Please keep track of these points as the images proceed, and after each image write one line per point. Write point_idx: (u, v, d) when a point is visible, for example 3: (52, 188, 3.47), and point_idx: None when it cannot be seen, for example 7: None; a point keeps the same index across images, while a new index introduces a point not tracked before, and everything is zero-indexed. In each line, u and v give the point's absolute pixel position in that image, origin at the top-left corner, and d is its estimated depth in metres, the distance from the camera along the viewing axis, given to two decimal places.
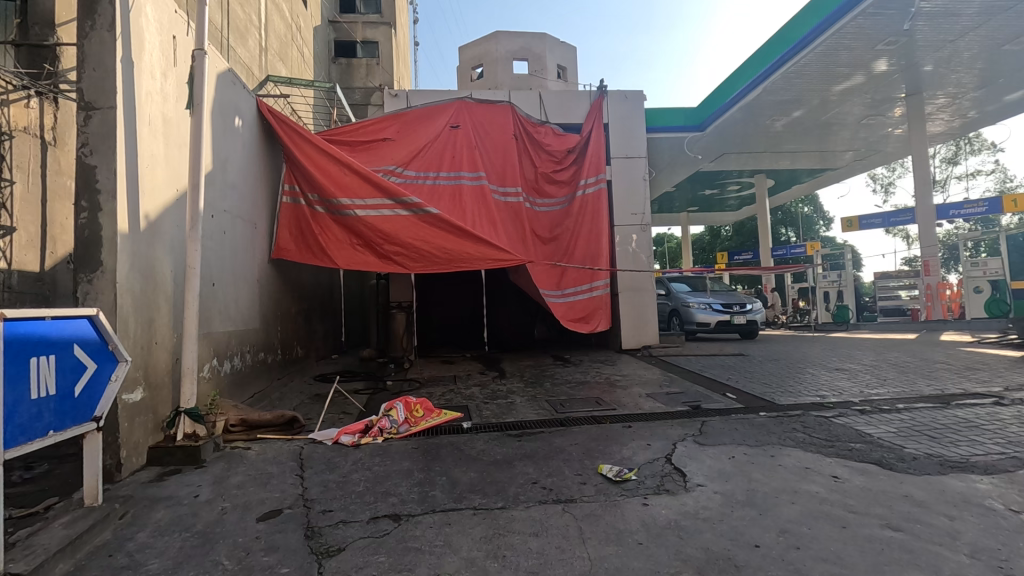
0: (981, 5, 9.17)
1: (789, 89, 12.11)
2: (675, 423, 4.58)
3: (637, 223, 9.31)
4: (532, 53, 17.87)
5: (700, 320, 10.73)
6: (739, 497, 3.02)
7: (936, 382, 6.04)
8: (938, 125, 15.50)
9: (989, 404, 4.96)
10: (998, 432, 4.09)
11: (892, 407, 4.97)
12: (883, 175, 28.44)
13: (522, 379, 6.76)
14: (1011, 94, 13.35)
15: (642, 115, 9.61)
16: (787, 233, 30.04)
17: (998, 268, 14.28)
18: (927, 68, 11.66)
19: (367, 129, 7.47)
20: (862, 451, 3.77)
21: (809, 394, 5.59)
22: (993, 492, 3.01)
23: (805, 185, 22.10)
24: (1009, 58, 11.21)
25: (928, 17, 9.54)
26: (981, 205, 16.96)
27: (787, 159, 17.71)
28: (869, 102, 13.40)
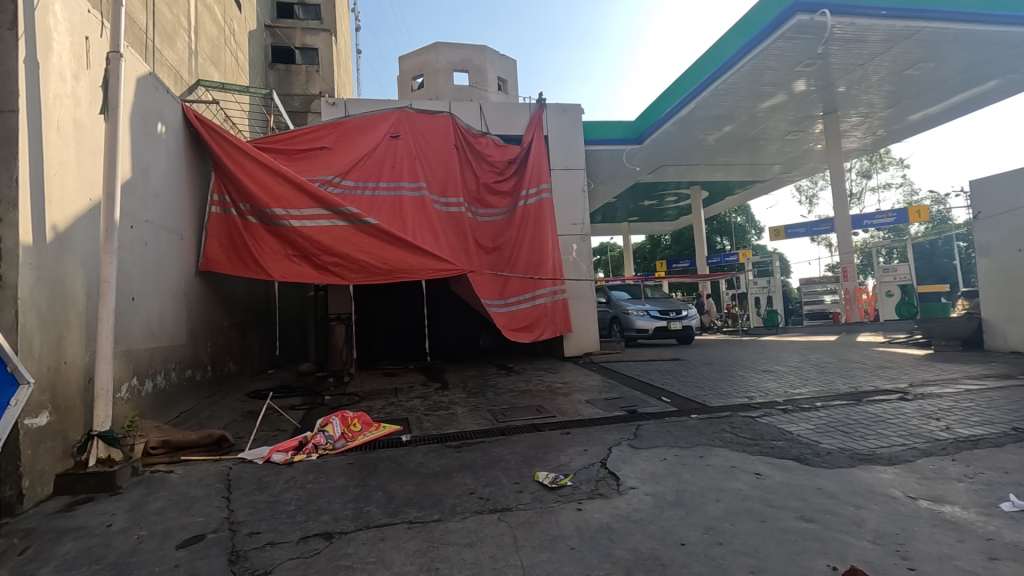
0: (885, 33, 9.98)
1: (719, 105, 12.74)
2: (612, 428, 4.70)
3: (577, 232, 9.52)
4: (472, 65, 18.01)
5: (639, 326, 11.07)
6: (669, 498, 3.13)
7: (851, 380, 6.49)
8: (853, 141, 16.71)
9: (896, 399, 5.38)
10: (902, 426, 4.44)
11: (812, 405, 5.30)
12: (807, 187, 30.33)
13: (465, 390, 6.74)
14: (914, 114, 14.58)
15: (581, 129, 9.87)
16: (722, 242, 31.44)
17: (906, 274, 15.47)
18: (841, 89, 12.58)
19: (303, 137, 7.29)
20: (783, 448, 3.99)
21: (738, 395, 5.87)
22: (895, 481, 3.27)
23: (737, 196, 23.25)
24: (911, 81, 12.25)
25: (841, 42, 10.29)
26: (890, 216, 18.38)
27: (720, 171, 18.59)
28: (792, 119, 14.30)
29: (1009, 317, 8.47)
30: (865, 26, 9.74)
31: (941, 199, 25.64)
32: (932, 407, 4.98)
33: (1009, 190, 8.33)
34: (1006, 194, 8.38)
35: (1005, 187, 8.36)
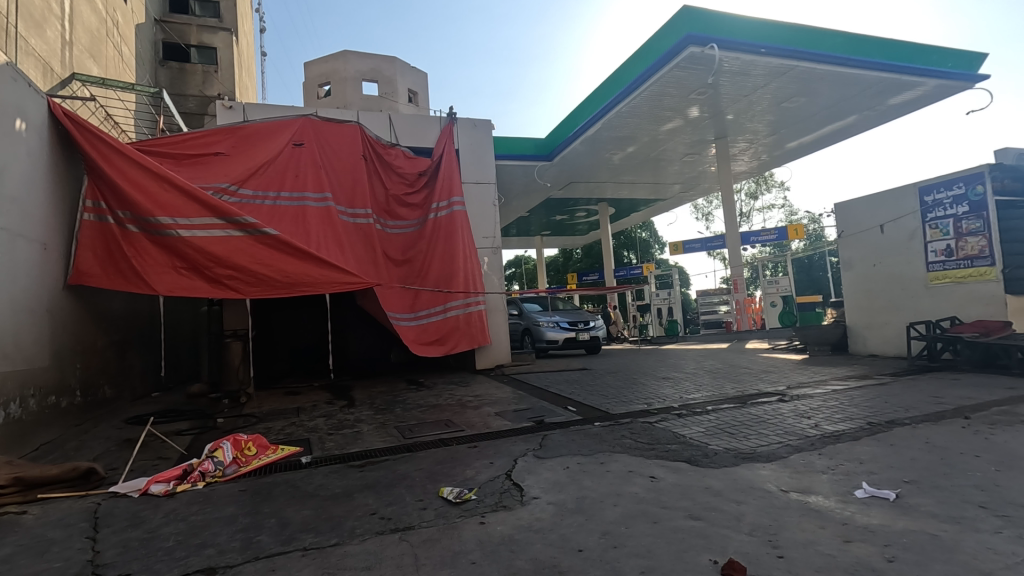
0: (765, 68, 11.03)
1: (624, 127, 13.45)
2: (519, 439, 4.76)
3: (488, 245, 9.62)
4: (382, 76, 17.75)
5: (549, 338, 11.33)
6: (570, 505, 3.21)
7: (739, 384, 7.05)
8: (742, 165, 18.26)
9: (776, 401, 5.90)
10: (779, 425, 4.87)
11: (703, 409, 5.69)
12: (704, 205, 32.71)
13: (372, 406, 6.54)
14: (791, 142, 16.20)
15: (492, 143, 10.03)
16: (628, 256, 33.00)
17: (787, 286, 17.10)
18: (729, 117, 13.74)
19: (194, 142, 6.82)
20: (677, 451, 4.24)
21: (638, 402, 6.18)
22: (771, 476, 3.58)
23: (642, 213, 24.58)
24: (788, 112, 13.62)
25: (728, 75, 11.26)
26: (773, 233, 20.24)
27: (625, 189, 19.58)
28: (689, 142, 15.39)
29: (868, 324, 9.59)
30: (748, 62, 10.72)
31: (816, 219, 28.63)
32: (805, 407, 5.52)
33: (866, 212, 9.48)
34: (864, 216, 9.53)
35: (864, 210, 9.50)
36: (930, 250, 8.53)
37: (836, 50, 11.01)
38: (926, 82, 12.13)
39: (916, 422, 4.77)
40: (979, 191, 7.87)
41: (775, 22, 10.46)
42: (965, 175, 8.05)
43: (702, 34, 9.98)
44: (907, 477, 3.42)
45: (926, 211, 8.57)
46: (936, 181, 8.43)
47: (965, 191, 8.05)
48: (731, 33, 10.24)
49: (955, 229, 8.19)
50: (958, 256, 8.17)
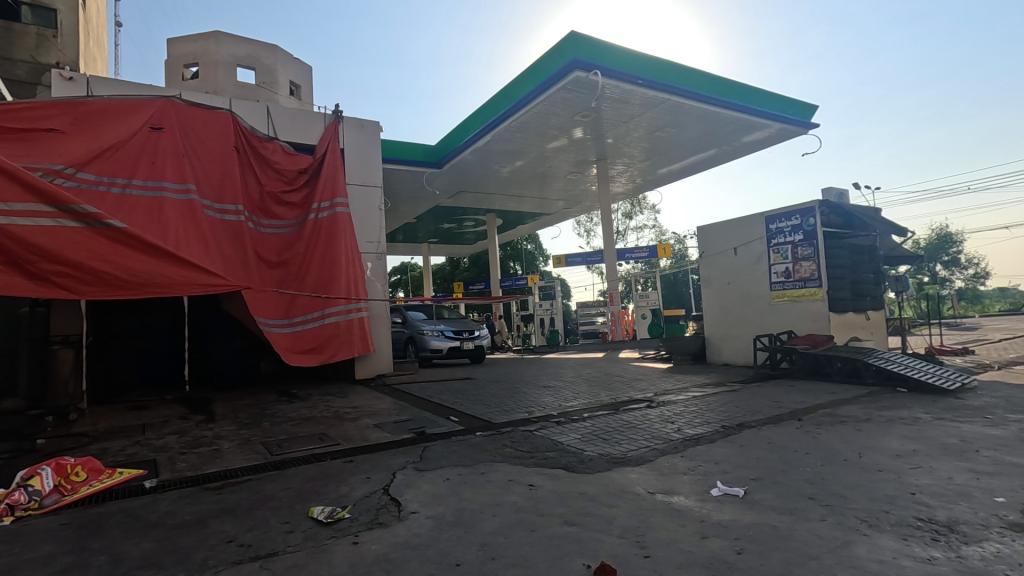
0: (642, 98, 11.90)
1: (512, 141, 13.75)
2: (398, 452, 4.60)
3: (372, 251, 9.28)
4: (260, 63, 16.49)
5: (433, 346, 11.19)
6: (449, 518, 3.15)
7: (612, 392, 7.45)
8: (620, 186, 19.54)
9: (645, 407, 6.31)
10: (648, 430, 5.22)
11: (580, 416, 5.92)
12: (585, 221, 34.51)
13: (235, 421, 5.96)
14: (662, 168, 17.65)
15: (379, 146, 9.72)
16: (514, 267, 33.72)
17: (656, 300, 18.56)
18: (609, 141, 14.62)
19: (21, 113, 5.79)
20: (555, 458, 4.36)
21: (519, 410, 6.28)
22: (639, 479, 3.80)
23: (528, 225, 25.28)
24: (660, 140, 14.80)
25: (609, 101, 11.97)
26: (645, 251, 21.84)
27: (512, 201, 20.05)
28: (573, 161, 16.15)
29: (722, 336, 10.67)
30: (627, 90, 11.49)
31: (682, 239, 31.46)
32: (670, 412, 5.97)
33: (723, 236, 10.57)
34: (722, 239, 10.61)
35: (722, 234, 10.58)
36: (773, 272, 9.71)
37: (701, 89, 12.19)
38: (772, 124, 13.86)
39: (761, 424, 5.35)
40: (811, 222, 9.12)
41: (651, 57, 11.33)
42: (801, 208, 9.29)
43: (588, 59, 10.50)
44: (753, 474, 3.82)
45: (770, 237, 9.75)
46: (779, 212, 9.64)
47: (801, 222, 9.28)
48: (613, 63, 10.90)
49: (793, 254, 9.40)
50: (794, 277, 9.38)
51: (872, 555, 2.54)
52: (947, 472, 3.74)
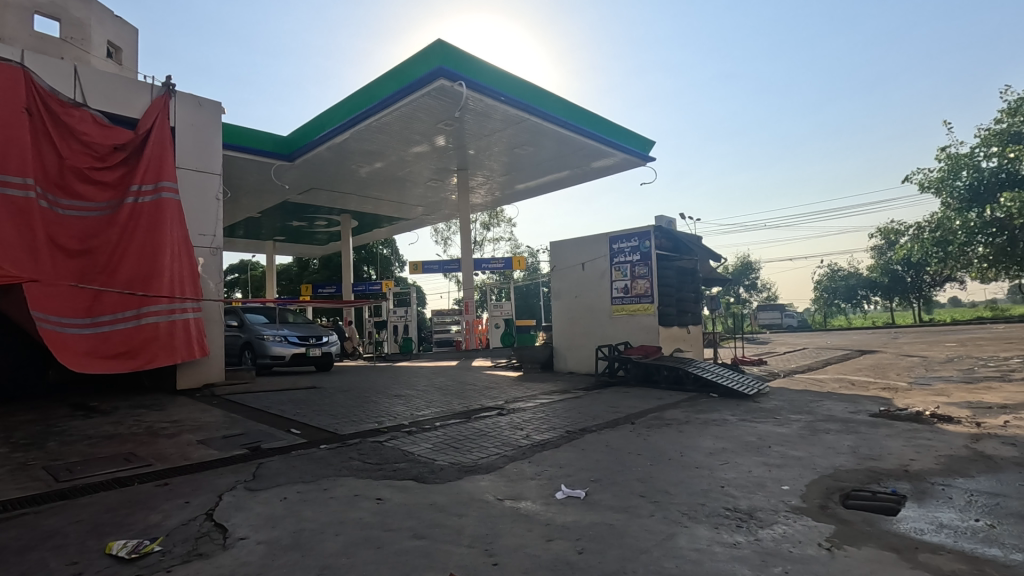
0: (504, 114, 12.28)
1: (372, 141, 13.28)
2: (227, 470, 4.11)
3: (205, 245, 8.24)
4: (68, 15, 13.87)
5: (274, 353, 10.28)
6: (284, 542, 2.87)
7: (465, 400, 7.48)
8: (479, 197, 19.90)
9: (496, 415, 6.43)
10: (498, 437, 5.32)
11: (432, 425, 5.85)
12: (443, 229, 34.55)
13: (7, 443, 4.85)
14: (519, 184, 18.35)
15: (219, 128, 8.70)
16: (368, 272, 32.45)
17: (509, 310, 19.14)
18: (470, 152, 14.83)
19: None
20: (404, 470, 4.22)
21: (368, 421, 6.01)
22: (489, 486, 3.84)
23: (385, 229, 24.57)
24: (519, 157, 15.36)
25: (472, 113, 12.15)
26: (501, 262, 22.43)
27: (370, 203, 19.34)
28: (435, 169, 16.10)
29: (568, 346, 11.33)
30: (490, 105, 11.77)
31: (535, 253, 33.00)
32: (519, 419, 6.17)
33: (572, 252, 11.27)
34: (571, 255, 11.31)
35: (571, 250, 11.28)
36: (615, 287, 10.59)
37: (558, 113, 12.92)
38: (617, 153, 15.17)
39: (601, 429, 5.75)
40: (647, 245, 10.12)
41: (515, 77, 11.75)
42: (639, 231, 10.26)
43: (453, 69, 10.55)
44: (593, 476, 4.07)
45: (613, 256, 10.63)
46: (621, 233, 10.55)
47: (639, 244, 10.25)
48: (477, 76, 11.06)
49: (631, 273, 10.34)
50: (632, 293, 10.32)
51: (691, 544, 2.84)
52: (748, 466, 4.35)
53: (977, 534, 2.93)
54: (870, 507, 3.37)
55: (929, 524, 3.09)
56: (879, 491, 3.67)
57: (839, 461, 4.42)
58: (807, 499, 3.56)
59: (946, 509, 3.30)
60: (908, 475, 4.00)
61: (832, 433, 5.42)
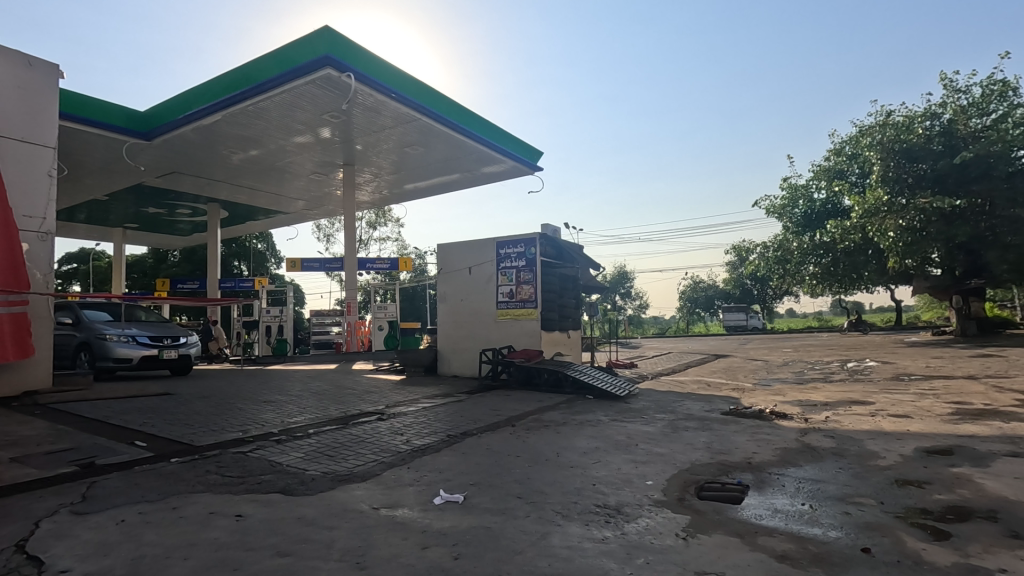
0: (394, 111, 11.95)
1: (247, 126, 12.26)
2: (49, 492, 3.52)
3: (33, 228, 7.05)
4: None
5: (119, 355, 9.04)
6: (119, 572, 2.51)
7: (342, 405, 7.13)
8: (365, 195, 19.19)
9: (375, 420, 6.20)
10: (376, 443, 5.13)
11: (304, 432, 5.49)
12: (326, 226, 32.86)
13: None
14: (408, 184, 17.98)
15: (57, 93, 7.51)
16: (239, 267, 29.85)
17: (394, 313, 18.66)
18: (358, 147, 14.26)
19: None
20: (270, 482, 3.91)
21: (231, 430, 5.50)
22: (364, 495, 3.68)
23: (260, 222, 22.80)
24: (409, 157, 15.06)
25: (361, 106, 11.69)
26: (386, 263, 21.78)
27: (243, 193, 17.82)
28: (318, 162, 15.27)
29: (453, 349, 11.28)
30: (380, 100, 11.38)
31: (423, 255, 32.60)
32: (399, 424, 6.01)
33: (460, 255, 11.26)
34: (458, 258, 11.29)
35: (458, 253, 11.27)
36: (500, 292, 10.74)
37: (450, 116, 12.86)
38: (507, 161, 15.47)
39: (482, 432, 5.78)
40: (532, 251, 10.39)
41: (407, 74, 11.46)
42: (525, 238, 10.51)
43: (341, 59, 10.04)
44: (471, 480, 4.07)
45: (500, 261, 10.78)
46: (508, 238, 10.72)
47: (525, 250, 10.50)
48: (367, 69, 10.63)
49: (516, 278, 10.56)
50: (516, 298, 10.54)
51: (563, 542, 2.94)
52: (617, 463, 4.61)
53: (803, 516, 3.36)
54: (720, 497, 3.72)
55: (767, 510, 3.49)
56: (728, 482, 4.07)
57: (696, 456, 4.84)
58: (667, 492, 3.85)
59: (779, 495, 3.75)
60: (751, 466, 4.49)
61: (690, 430, 5.93)
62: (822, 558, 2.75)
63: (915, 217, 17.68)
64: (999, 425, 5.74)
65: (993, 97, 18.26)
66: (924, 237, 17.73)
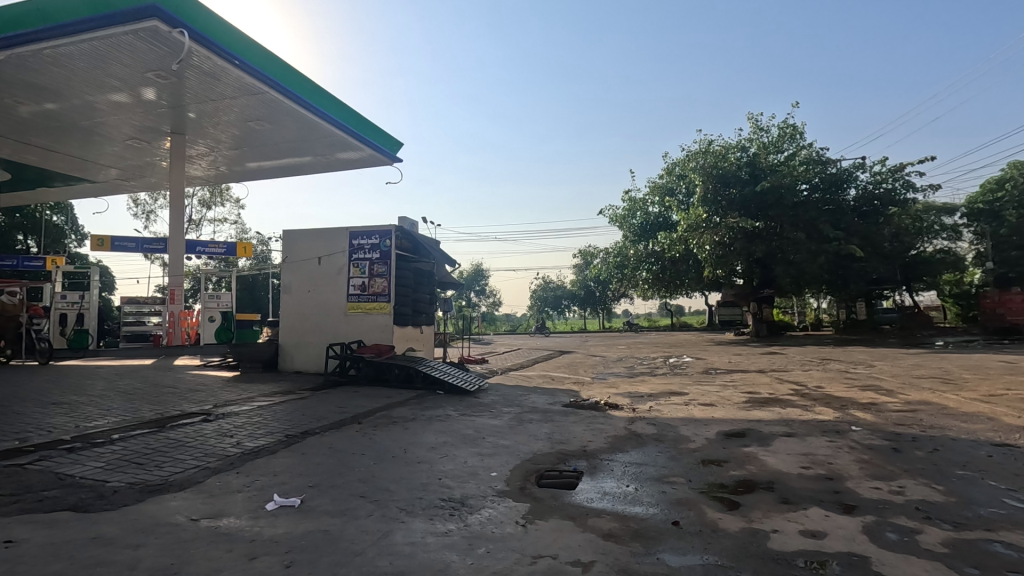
0: (237, 80, 10.78)
1: (41, 73, 10.16)
2: None
3: None
4: None
5: None
6: None
7: (158, 406, 6.26)
8: (198, 169, 17.06)
9: (199, 422, 5.55)
10: (200, 447, 4.60)
11: (106, 438, 4.72)
12: (145, 201, 28.57)
13: None
14: (251, 162, 16.36)
15: None
16: (24, 242, 24.67)
17: (228, 303, 16.84)
18: (190, 114, 12.63)
19: None
20: (56, 499, 3.28)
21: (5, 438, 4.54)
22: (182, 506, 3.28)
23: (56, 190, 19.09)
24: (253, 132, 13.72)
25: (196, 69, 10.36)
26: (221, 247, 19.53)
27: (33, 153, 14.78)
28: (137, 126, 13.22)
29: (295, 344, 10.54)
30: (220, 65, 10.19)
31: (265, 241, 29.97)
32: (229, 425, 5.44)
33: (308, 244, 10.54)
34: (306, 247, 10.57)
35: (306, 241, 10.55)
36: (351, 284, 10.28)
37: (304, 93, 11.93)
38: (364, 148, 14.83)
39: (324, 430, 5.48)
40: (387, 244, 10.12)
41: (255, 42, 10.36)
42: (380, 229, 10.20)
43: (172, 13, 8.78)
44: (311, 481, 3.84)
45: (352, 252, 10.32)
46: (362, 229, 10.32)
47: (379, 242, 10.19)
48: (206, 28, 9.41)
49: (369, 271, 10.21)
50: (368, 291, 10.18)
51: (406, 539, 2.91)
52: (464, 457, 4.69)
53: (626, 497, 3.72)
54: (558, 484, 3.97)
55: (597, 493, 3.80)
56: (565, 470, 4.37)
57: (537, 446, 5.11)
58: (510, 482, 4.01)
59: (609, 479, 4.12)
60: (585, 454, 4.86)
61: (534, 422, 6.24)
62: (641, 533, 3.08)
63: (726, 234, 20.65)
64: (778, 410, 6.94)
65: (786, 137, 21.98)
66: (731, 251, 20.77)
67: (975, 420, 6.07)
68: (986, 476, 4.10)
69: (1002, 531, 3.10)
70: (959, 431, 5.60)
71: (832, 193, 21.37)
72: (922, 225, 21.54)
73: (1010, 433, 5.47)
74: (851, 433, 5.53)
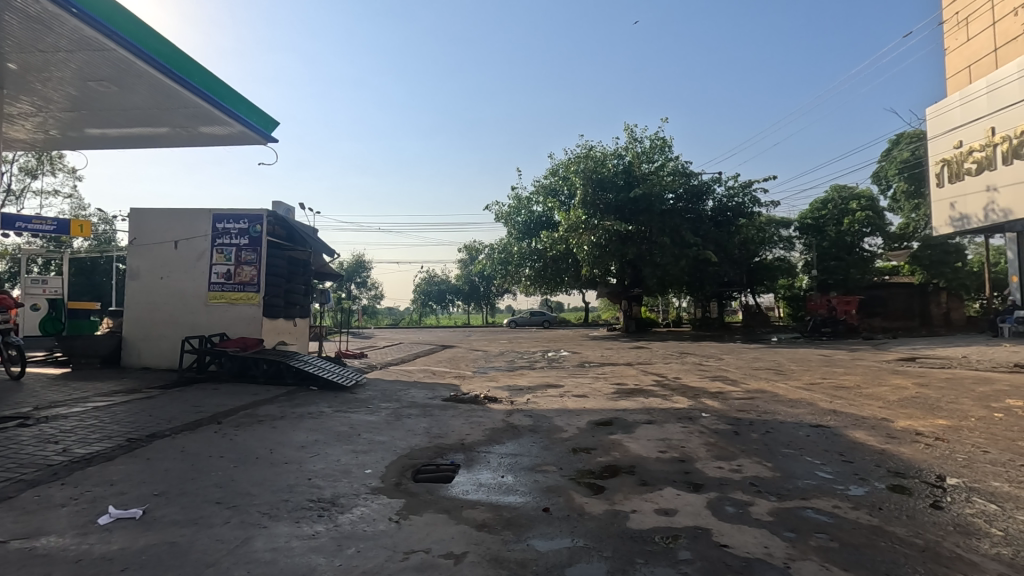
0: (74, 32, 9.31)
1: None
2: None
3: None
4: None
5: None
6: None
7: None
8: (19, 131, 14.46)
9: (13, 428, 4.73)
10: (13, 456, 3.92)
11: None
12: None
13: None
14: (91, 128, 14.23)
15: None
16: None
17: (57, 288, 14.30)
18: (9, 65, 10.66)
19: None
20: None
21: None
22: None
23: None
24: (94, 94, 11.92)
25: (19, 14, 8.78)
26: (49, 223, 16.61)
27: None
28: None
29: (144, 337, 9.38)
30: (52, 13, 8.72)
31: (108, 219, 26.26)
32: (54, 430, 4.71)
33: (162, 225, 9.43)
34: (159, 229, 9.45)
35: (160, 222, 9.43)
36: (213, 272, 9.37)
37: (161, 57, 10.62)
38: (233, 124, 13.56)
39: (175, 432, 4.93)
40: (257, 229, 9.38)
41: None
42: (250, 213, 9.44)
43: None
44: (156, 489, 3.44)
45: (215, 236, 9.41)
46: (228, 212, 9.46)
47: (248, 227, 9.41)
48: None
49: (236, 257, 9.38)
50: (234, 280, 9.36)
51: (267, 545, 2.71)
52: (336, 455, 4.49)
53: (500, 487, 3.81)
54: (434, 478, 3.96)
55: (473, 485, 3.84)
56: (442, 464, 4.36)
57: (415, 441, 5.05)
58: (385, 479, 3.91)
59: (484, 471, 4.18)
60: (463, 447, 4.89)
61: (412, 417, 6.15)
62: (512, 521, 3.17)
63: (602, 235, 21.93)
64: (642, 400, 7.52)
65: (657, 149, 23.80)
66: (606, 252, 22.15)
67: (798, 405, 7.05)
68: (804, 452, 4.80)
69: (815, 498, 3.64)
70: (786, 415, 6.48)
71: (694, 204, 23.63)
72: (764, 236, 24.54)
73: (824, 415, 6.45)
74: (701, 420, 6.15)
